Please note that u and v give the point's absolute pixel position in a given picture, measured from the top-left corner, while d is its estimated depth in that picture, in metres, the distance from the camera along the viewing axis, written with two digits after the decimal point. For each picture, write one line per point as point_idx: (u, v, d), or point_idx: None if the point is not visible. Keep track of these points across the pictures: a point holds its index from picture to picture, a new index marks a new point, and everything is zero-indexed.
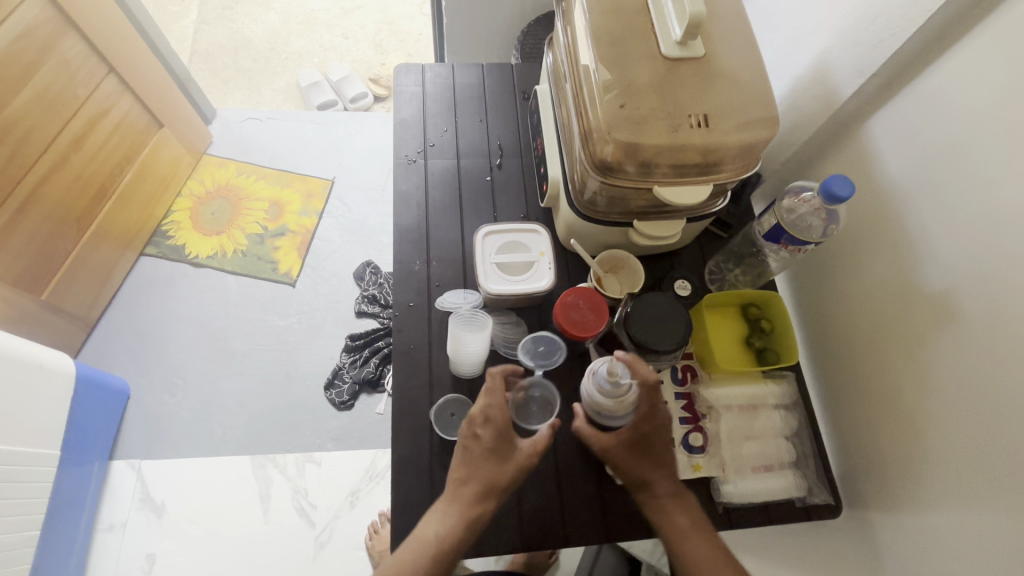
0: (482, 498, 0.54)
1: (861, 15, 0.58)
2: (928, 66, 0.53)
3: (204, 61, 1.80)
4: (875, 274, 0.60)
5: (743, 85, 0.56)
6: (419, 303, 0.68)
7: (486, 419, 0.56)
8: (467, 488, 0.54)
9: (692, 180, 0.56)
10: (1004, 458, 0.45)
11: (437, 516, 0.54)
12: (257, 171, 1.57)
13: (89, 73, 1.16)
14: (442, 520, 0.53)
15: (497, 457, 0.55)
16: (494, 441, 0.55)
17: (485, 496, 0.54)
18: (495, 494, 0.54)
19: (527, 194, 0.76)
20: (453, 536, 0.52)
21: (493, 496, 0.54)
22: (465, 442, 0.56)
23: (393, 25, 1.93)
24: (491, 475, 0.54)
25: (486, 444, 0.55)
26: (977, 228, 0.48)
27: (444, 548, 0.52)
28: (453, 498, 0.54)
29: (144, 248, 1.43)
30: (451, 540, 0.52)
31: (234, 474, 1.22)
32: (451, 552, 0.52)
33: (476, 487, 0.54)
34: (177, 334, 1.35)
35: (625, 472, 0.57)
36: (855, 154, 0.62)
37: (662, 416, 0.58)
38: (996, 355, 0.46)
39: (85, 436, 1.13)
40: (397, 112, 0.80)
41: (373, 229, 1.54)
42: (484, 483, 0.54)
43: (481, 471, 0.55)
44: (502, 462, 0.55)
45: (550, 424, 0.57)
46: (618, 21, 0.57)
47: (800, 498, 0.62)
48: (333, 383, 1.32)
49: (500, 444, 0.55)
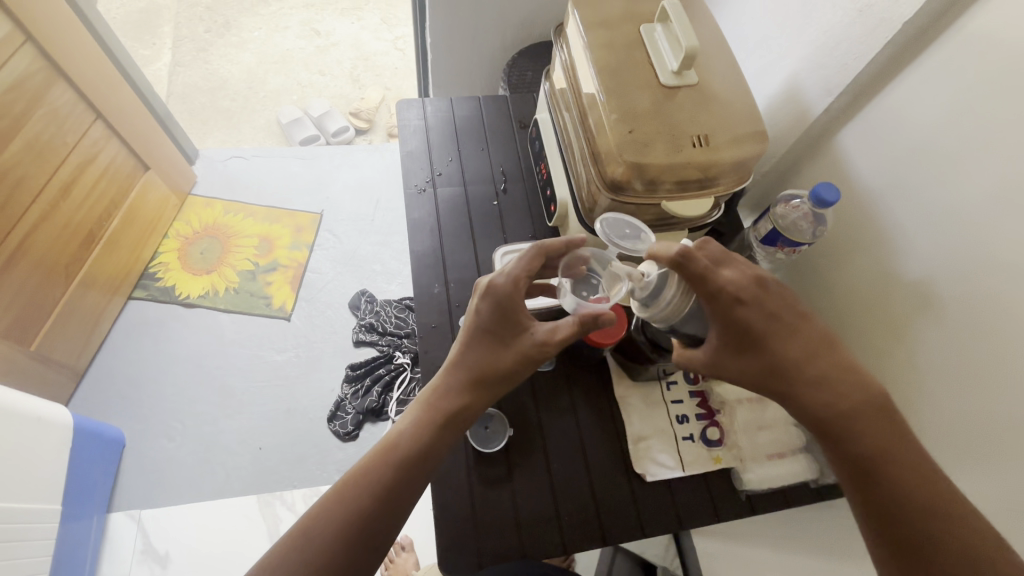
0: (463, 388, 0.56)
1: (825, 42, 0.65)
2: (887, 85, 0.61)
3: (180, 102, 1.80)
4: (859, 268, 0.66)
5: (733, 107, 0.62)
6: (442, 323, 0.71)
7: (489, 294, 0.56)
8: (461, 371, 0.57)
9: (694, 194, 0.62)
10: (997, 422, 0.50)
11: (418, 406, 0.57)
12: (244, 209, 1.60)
13: (76, 121, 1.18)
14: (422, 408, 0.56)
15: (493, 342, 0.57)
16: (491, 324, 0.56)
17: (468, 386, 0.56)
18: (482, 385, 0.56)
19: (533, 215, 0.80)
20: (425, 426, 0.55)
21: (482, 385, 0.56)
22: (471, 320, 0.58)
23: (369, 60, 1.97)
24: (485, 360, 0.56)
25: (483, 325, 0.57)
26: (946, 222, 0.55)
27: (414, 439, 0.54)
28: (440, 382, 0.57)
29: (131, 292, 1.43)
30: (422, 430, 0.55)
31: (240, 516, 1.20)
32: (421, 443, 0.54)
33: (463, 375, 0.56)
34: (172, 377, 1.34)
35: (761, 380, 0.50)
36: (830, 163, 0.70)
37: (733, 285, 0.50)
38: (976, 331, 0.52)
39: (85, 488, 1.11)
40: (403, 144, 0.84)
41: (365, 259, 1.56)
42: (470, 370, 0.56)
43: (472, 356, 0.57)
44: (498, 350, 0.56)
45: (576, 316, 0.55)
46: (615, 55, 0.63)
47: (814, 479, 0.65)
48: (336, 415, 1.31)
49: (499, 329, 0.56)
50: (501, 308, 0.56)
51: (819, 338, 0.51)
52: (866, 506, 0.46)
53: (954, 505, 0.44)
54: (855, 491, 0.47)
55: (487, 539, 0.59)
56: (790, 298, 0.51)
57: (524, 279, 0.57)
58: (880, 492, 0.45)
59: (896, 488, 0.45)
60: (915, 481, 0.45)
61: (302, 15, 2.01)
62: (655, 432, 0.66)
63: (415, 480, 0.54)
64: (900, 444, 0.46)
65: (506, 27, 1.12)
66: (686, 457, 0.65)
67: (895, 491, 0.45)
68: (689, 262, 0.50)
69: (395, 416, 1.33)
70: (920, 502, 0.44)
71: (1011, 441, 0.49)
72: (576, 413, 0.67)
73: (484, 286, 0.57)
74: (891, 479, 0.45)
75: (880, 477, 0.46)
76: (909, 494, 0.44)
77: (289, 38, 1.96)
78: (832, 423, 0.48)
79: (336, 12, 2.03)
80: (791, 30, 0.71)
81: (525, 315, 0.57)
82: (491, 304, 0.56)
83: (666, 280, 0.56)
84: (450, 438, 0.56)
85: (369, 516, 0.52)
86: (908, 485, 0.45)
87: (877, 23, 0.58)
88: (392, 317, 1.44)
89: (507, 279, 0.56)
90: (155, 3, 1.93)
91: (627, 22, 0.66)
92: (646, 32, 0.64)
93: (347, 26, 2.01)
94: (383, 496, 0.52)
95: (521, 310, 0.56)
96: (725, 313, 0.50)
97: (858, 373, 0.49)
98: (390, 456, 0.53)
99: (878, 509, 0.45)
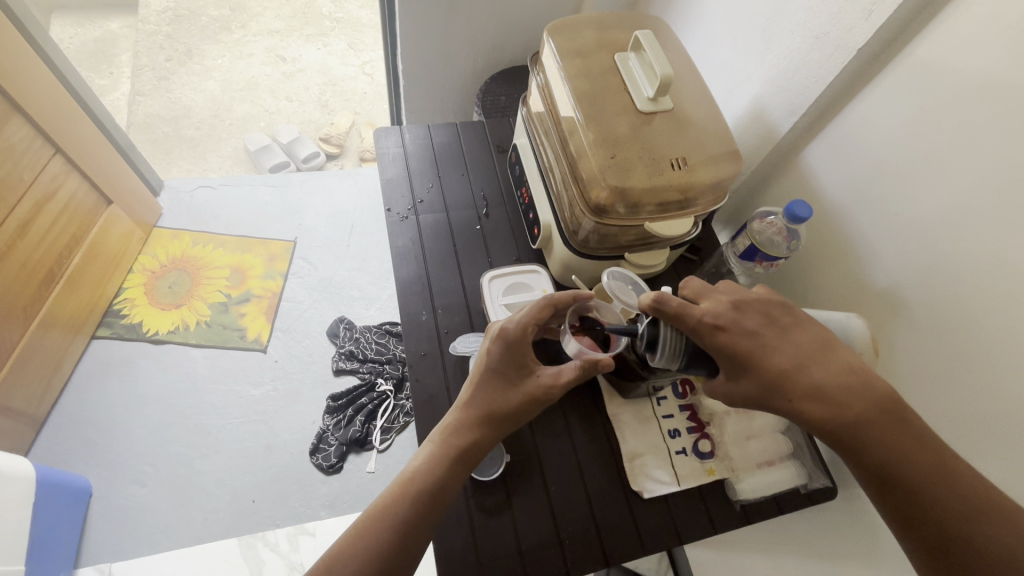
0: (474, 425, 0.56)
1: (786, 66, 0.69)
2: (846, 105, 0.65)
3: (143, 132, 1.75)
4: (832, 278, 0.69)
5: (706, 131, 0.65)
6: (431, 351, 0.70)
7: (500, 336, 0.58)
8: (473, 408, 0.57)
9: (674, 215, 0.64)
10: (972, 415, 0.53)
11: (430, 443, 0.57)
12: (214, 240, 1.56)
13: (34, 156, 1.14)
14: (435, 444, 0.56)
15: (502, 382, 0.58)
16: (501, 364, 0.58)
17: (479, 423, 0.56)
18: (495, 422, 0.56)
19: (516, 238, 0.81)
20: (438, 462, 0.55)
21: (494, 422, 0.56)
22: (481, 361, 0.60)
23: (337, 85, 1.95)
24: (497, 398, 0.57)
25: (493, 365, 0.58)
26: (909, 233, 0.58)
27: (428, 475, 0.54)
28: (452, 419, 0.57)
29: (95, 331, 1.37)
30: (435, 466, 0.54)
31: (221, 561, 1.14)
32: (435, 480, 0.54)
33: (474, 412, 0.57)
34: (141, 418, 1.28)
35: (758, 399, 0.51)
36: (797, 178, 0.73)
37: (709, 315, 0.52)
38: (942, 332, 0.55)
39: (50, 545, 1.04)
40: (382, 172, 0.84)
41: (342, 285, 1.54)
42: (481, 408, 0.57)
43: (483, 394, 0.58)
44: (508, 389, 0.57)
45: (579, 361, 0.57)
46: (591, 83, 0.65)
47: (803, 485, 0.67)
48: (319, 447, 1.28)
49: (509, 368, 0.58)
50: (511, 350, 0.57)
51: (814, 345, 0.52)
52: (902, 516, 0.46)
53: (991, 504, 0.44)
54: (885, 502, 0.47)
55: (492, 568, 0.59)
56: (772, 313, 0.53)
57: (532, 325, 0.59)
58: (911, 500, 0.45)
59: (926, 494, 0.45)
60: (944, 484, 0.45)
61: (266, 42, 1.97)
62: (650, 449, 0.67)
63: (429, 517, 0.53)
64: (919, 446, 0.46)
65: (477, 54, 1.14)
66: (681, 471, 0.66)
67: (927, 498, 0.45)
68: (663, 307, 0.52)
69: (380, 445, 1.30)
70: (951, 504, 0.44)
71: (985, 436, 0.51)
72: (571, 435, 0.68)
73: (496, 330, 0.59)
74: (919, 483, 0.45)
75: (909, 482, 0.45)
76: (940, 499, 0.44)
77: (254, 65, 1.92)
78: (847, 433, 0.48)
79: (302, 38, 1.99)
80: (753, 55, 0.75)
81: (533, 358, 0.59)
82: (501, 346, 0.58)
83: (657, 329, 0.54)
84: (464, 477, 0.55)
85: (385, 556, 0.50)
86: (937, 489, 0.45)
87: (833, 49, 0.62)
88: (372, 343, 1.43)
89: (517, 324, 0.58)
90: (111, 30, 1.85)
91: (600, 50, 0.68)
92: (620, 60, 0.67)
93: (313, 51, 1.98)
94: (401, 535, 0.51)
95: (530, 353, 0.58)
96: (711, 344, 0.52)
97: (860, 376, 0.50)
98: (408, 492, 0.53)
99: (914, 518, 0.45)
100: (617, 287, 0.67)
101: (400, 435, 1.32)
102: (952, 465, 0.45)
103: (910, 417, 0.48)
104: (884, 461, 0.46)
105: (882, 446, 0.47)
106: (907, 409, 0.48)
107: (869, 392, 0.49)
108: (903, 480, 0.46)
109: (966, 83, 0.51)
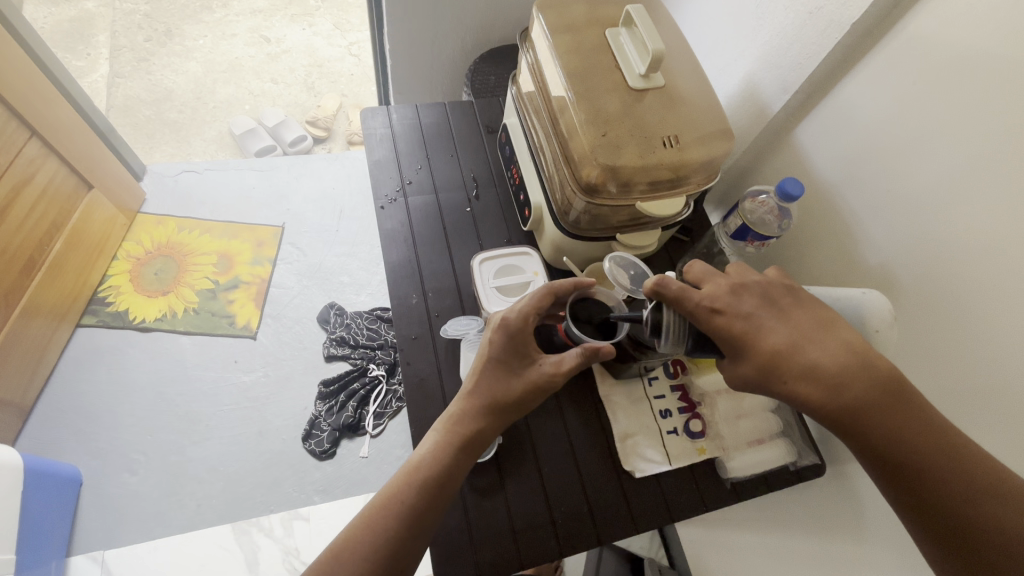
0: (478, 414, 0.56)
1: (778, 43, 0.68)
2: (837, 82, 0.64)
3: (123, 115, 1.70)
4: (825, 257, 0.69)
5: (698, 108, 0.64)
6: (422, 334, 0.70)
7: (501, 327, 0.58)
8: (479, 399, 0.57)
9: (665, 194, 0.63)
10: (956, 394, 0.53)
11: (434, 433, 0.57)
12: (200, 225, 1.53)
13: (11, 139, 1.11)
14: (440, 432, 0.56)
15: (505, 371, 0.57)
16: (504, 354, 0.57)
17: (482, 413, 0.56)
18: (497, 413, 0.56)
19: (506, 220, 0.80)
20: (442, 450, 0.55)
21: (497, 412, 0.56)
22: (483, 351, 0.59)
23: (323, 66, 1.91)
24: (501, 390, 0.57)
25: (495, 355, 0.58)
26: (897, 210, 0.59)
27: (433, 464, 0.54)
28: (455, 409, 0.57)
29: (80, 318, 1.35)
30: (441, 454, 0.54)
31: (216, 546, 1.15)
32: (439, 467, 0.54)
33: (477, 402, 0.57)
34: (129, 406, 1.27)
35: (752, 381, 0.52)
36: (788, 158, 0.73)
37: (707, 299, 0.52)
38: (928, 310, 0.56)
39: (40, 534, 1.03)
40: (370, 154, 0.83)
41: (331, 271, 1.53)
42: (484, 396, 0.57)
43: (485, 383, 0.57)
44: (511, 379, 0.57)
45: (579, 348, 0.56)
46: (582, 60, 0.64)
47: (792, 462, 0.67)
48: (312, 433, 1.28)
49: (511, 357, 0.58)
50: (513, 339, 0.57)
51: (812, 324, 0.52)
52: (902, 496, 0.46)
53: (998, 484, 0.43)
54: (888, 484, 0.47)
55: (487, 550, 0.59)
56: (772, 295, 0.53)
57: (534, 314, 0.58)
58: (914, 481, 0.45)
59: (929, 475, 0.44)
60: (948, 463, 0.44)
61: (250, 22, 1.91)
62: (642, 429, 0.67)
63: (435, 504, 0.52)
64: (922, 426, 0.46)
65: (465, 32, 1.11)
66: (672, 451, 0.67)
67: (932, 479, 0.44)
68: (663, 290, 0.52)
69: (374, 430, 1.30)
70: (954, 484, 0.44)
71: (977, 414, 0.51)
72: (562, 416, 0.68)
73: (498, 321, 0.59)
74: (922, 463, 0.45)
75: (911, 463, 0.45)
76: (942, 480, 0.44)
77: (237, 46, 1.87)
78: (846, 415, 0.48)
79: (286, 18, 1.94)
80: (745, 33, 0.75)
81: (535, 348, 0.58)
82: (503, 337, 0.57)
83: (661, 319, 0.54)
84: (469, 465, 0.55)
85: (391, 543, 0.50)
86: (941, 468, 0.44)
87: (825, 24, 0.61)
88: (364, 329, 1.42)
89: (518, 314, 0.58)
90: (86, 9, 1.78)
91: (591, 25, 0.67)
92: (611, 37, 0.65)
93: (298, 31, 1.92)
94: (408, 523, 0.51)
95: (530, 341, 0.58)
96: (709, 327, 0.52)
97: (859, 355, 0.49)
98: (412, 481, 0.53)
99: (917, 499, 0.45)
100: (619, 273, 0.67)
101: (393, 420, 1.33)
102: (956, 446, 0.45)
103: (913, 396, 0.47)
104: (883, 443, 0.46)
105: (882, 427, 0.47)
106: (910, 389, 0.48)
107: (868, 371, 0.48)
108: (903, 464, 0.46)
109: (957, 57, 0.51)
